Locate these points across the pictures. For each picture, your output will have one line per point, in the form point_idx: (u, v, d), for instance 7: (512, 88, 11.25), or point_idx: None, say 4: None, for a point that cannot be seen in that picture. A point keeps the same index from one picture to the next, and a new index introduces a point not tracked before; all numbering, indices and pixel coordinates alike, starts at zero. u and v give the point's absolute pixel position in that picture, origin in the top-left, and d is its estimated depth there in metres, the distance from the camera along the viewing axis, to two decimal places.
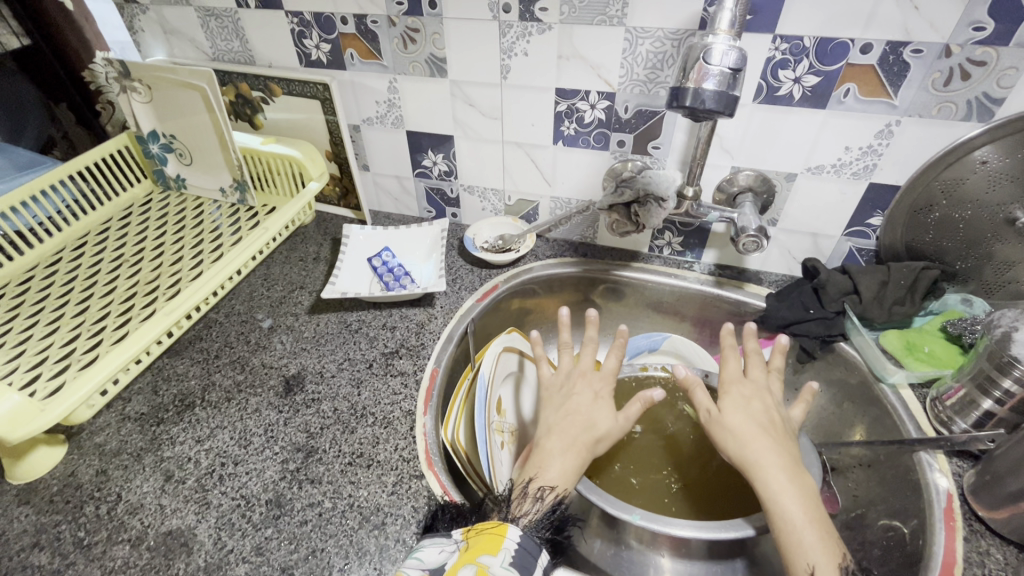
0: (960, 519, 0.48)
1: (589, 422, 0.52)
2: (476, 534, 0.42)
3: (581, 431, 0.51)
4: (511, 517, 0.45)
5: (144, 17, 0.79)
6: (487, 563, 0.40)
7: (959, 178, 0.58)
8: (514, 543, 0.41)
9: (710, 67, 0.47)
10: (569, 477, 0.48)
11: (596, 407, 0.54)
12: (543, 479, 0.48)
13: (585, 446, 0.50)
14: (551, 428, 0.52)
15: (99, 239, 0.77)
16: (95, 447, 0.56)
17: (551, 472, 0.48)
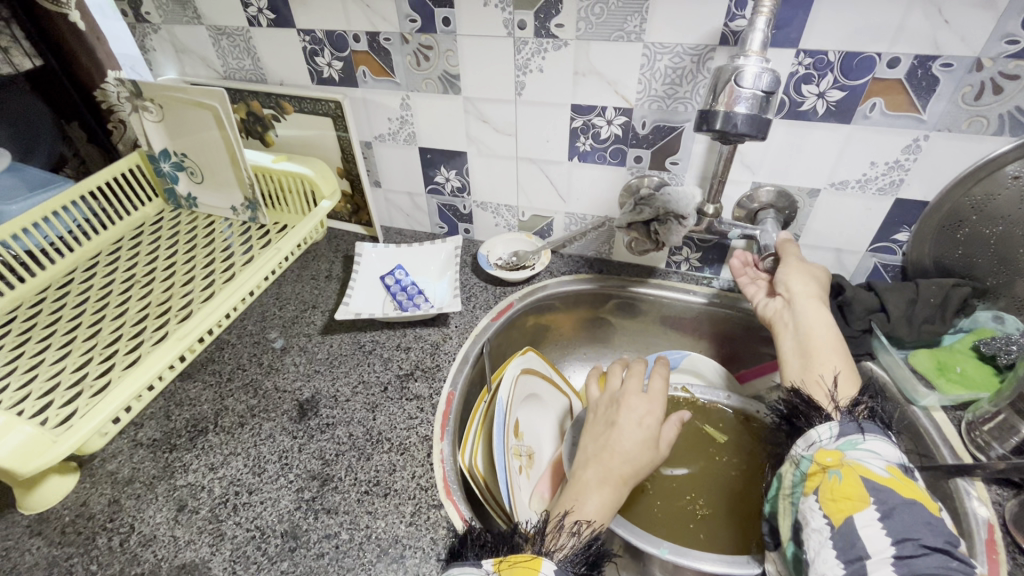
0: (1003, 551, 0.46)
1: (624, 451, 0.52)
2: (509, 567, 0.41)
3: (619, 460, 0.51)
4: (545, 552, 0.44)
5: (156, 36, 0.80)
6: None
7: (990, 194, 0.56)
8: None
9: (742, 90, 0.46)
10: (606, 512, 0.49)
11: (636, 431, 0.53)
12: (580, 513, 0.48)
13: (623, 478, 0.50)
14: (590, 459, 0.53)
15: (110, 259, 0.76)
16: (107, 475, 0.55)
17: (589, 508, 0.48)
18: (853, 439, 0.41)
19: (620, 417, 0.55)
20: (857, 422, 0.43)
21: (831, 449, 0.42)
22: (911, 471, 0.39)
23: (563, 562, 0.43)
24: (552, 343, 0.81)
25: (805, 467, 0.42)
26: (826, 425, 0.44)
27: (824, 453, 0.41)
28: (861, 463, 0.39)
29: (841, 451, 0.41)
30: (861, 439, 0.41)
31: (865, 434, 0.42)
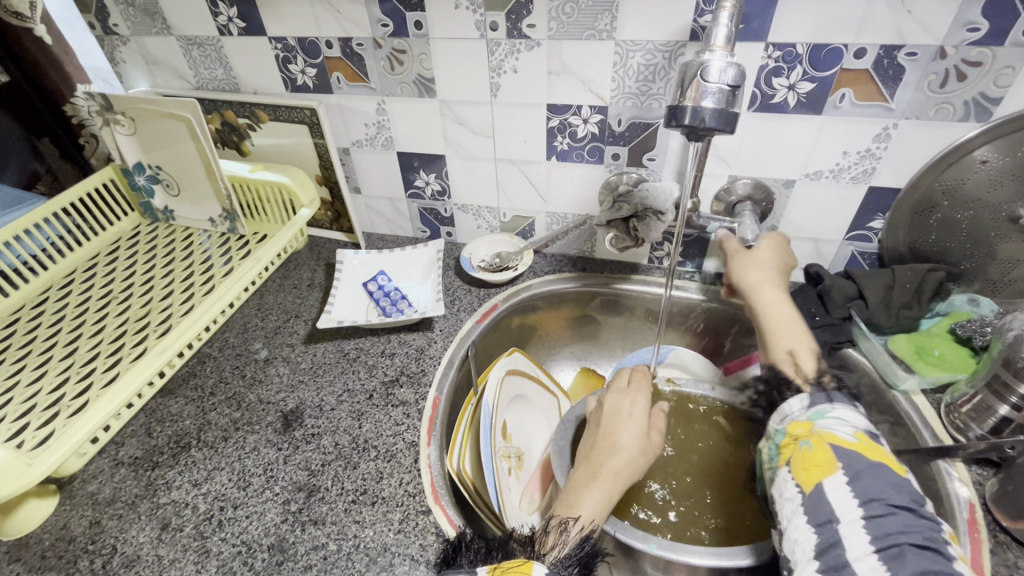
0: (984, 530, 0.47)
1: (616, 450, 0.52)
2: (501, 573, 0.40)
3: (612, 459, 0.51)
4: (537, 554, 0.44)
5: (125, 48, 0.79)
6: None
7: (960, 179, 0.57)
8: None
9: (708, 84, 0.46)
10: (605, 505, 0.49)
11: (628, 425, 0.54)
12: (572, 511, 0.48)
13: (614, 473, 0.50)
14: (583, 458, 0.53)
15: (86, 276, 0.75)
16: (88, 496, 0.54)
17: (587, 504, 0.48)
18: (822, 409, 0.46)
19: (609, 421, 0.55)
20: (827, 395, 0.48)
21: (801, 420, 0.46)
22: (877, 437, 0.43)
23: (556, 566, 0.42)
24: (538, 343, 0.81)
25: (780, 440, 0.47)
26: (796, 400, 0.49)
27: (797, 426, 0.46)
28: (828, 431, 0.43)
29: (810, 422, 0.45)
30: (828, 409, 0.46)
31: (834, 400, 0.47)
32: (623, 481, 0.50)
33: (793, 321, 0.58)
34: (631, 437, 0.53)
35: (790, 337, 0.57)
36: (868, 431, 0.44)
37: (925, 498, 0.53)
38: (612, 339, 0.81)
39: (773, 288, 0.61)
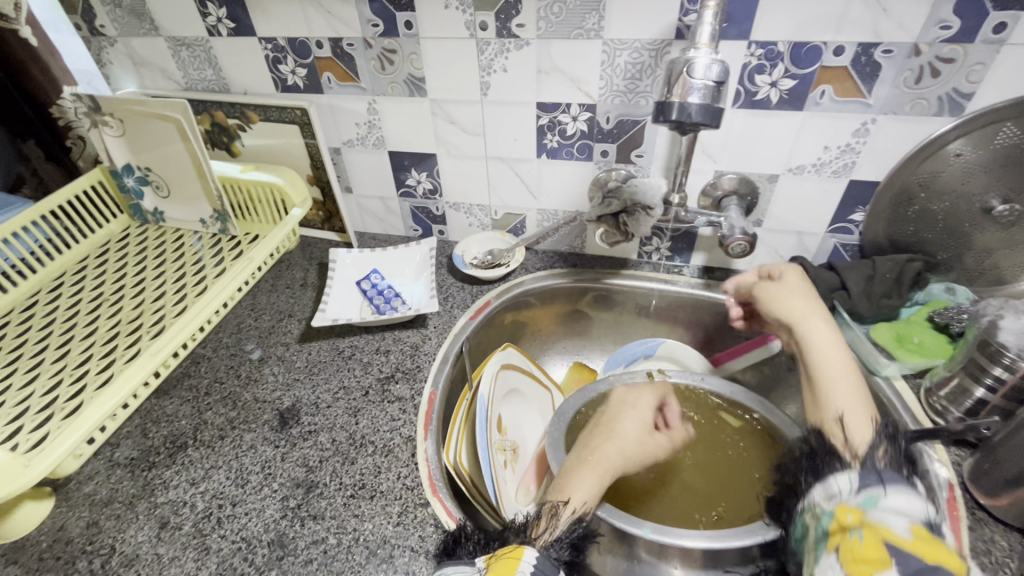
0: (962, 508, 0.49)
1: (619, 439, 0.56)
2: (495, 559, 0.43)
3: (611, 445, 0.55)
4: (527, 539, 0.45)
5: (112, 49, 0.79)
6: None
7: (935, 172, 0.60)
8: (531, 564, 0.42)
9: (693, 81, 0.47)
10: (597, 487, 0.51)
11: (625, 424, 0.58)
12: (561, 496, 0.49)
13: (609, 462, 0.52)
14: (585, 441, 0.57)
15: (76, 279, 0.74)
16: (84, 497, 0.54)
17: (578, 489, 0.50)
18: (874, 494, 0.40)
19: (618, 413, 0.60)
20: (879, 474, 0.42)
21: (852, 505, 0.40)
22: (938, 530, 0.37)
23: (545, 550, 0.45)
24: (531, 339, 0.82)
25: (825, 524, 0.41)
26: (846, 476, 0.43)
27: (846, 510, 0.40)
28: (882, 522, 0.37)
29: (861, 508, 0.39)
30: (882, 493, 0.40)
31: (886, 484, 0.41)
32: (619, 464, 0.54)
33: (846, 365, 0.51)
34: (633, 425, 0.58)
35: (840, 385, 0.50)
36: (926, 520, 0.37)
37: None
38: (604, 334, 0.82)
39: (818, 329, 0.55)
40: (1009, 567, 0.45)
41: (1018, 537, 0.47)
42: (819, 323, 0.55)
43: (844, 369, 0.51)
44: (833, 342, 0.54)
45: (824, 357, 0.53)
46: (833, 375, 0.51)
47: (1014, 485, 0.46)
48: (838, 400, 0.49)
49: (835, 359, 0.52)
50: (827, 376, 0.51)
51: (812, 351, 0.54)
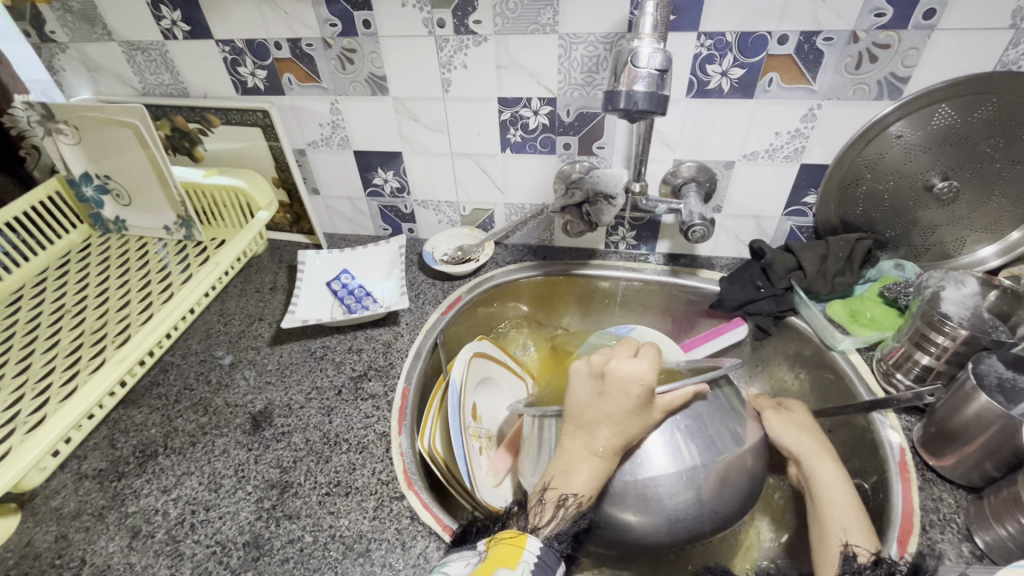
0: (914, 470, 0.52)
1: (629, 429, 0.46)
2: (494, 545, 0.44)
3: (620, 434, 0.46)
4: (532, 528, 0.46)
5: (64, 55, 0.77)
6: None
7: (879, 153, 0.63)
8: (533, 555, 0.42)
9: (638, 69, 0.49)
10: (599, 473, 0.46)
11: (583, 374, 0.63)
12: (568, 484, 0.46)
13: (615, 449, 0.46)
14: (602, 450, 0.46)
15: (36, 291, 0.73)
16: (52, 511, 0.53)
17: (584, 482, 0.46)
18: None
19: (636, 410, 0.46)
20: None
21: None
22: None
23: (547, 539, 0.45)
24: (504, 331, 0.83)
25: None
26: None
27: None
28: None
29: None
30: None
31: None
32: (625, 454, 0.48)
33: (842, 506, 0.48)
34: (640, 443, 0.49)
35: (835, 525, 0.47)
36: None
37: (863, 449, 0.57)
38: (576, 323, 0.84)
39: (816, 471, 0.52)
40: (955, 522, 0.48)
41: (964, 493, 0.50)
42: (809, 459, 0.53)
43: (836, 509, 0.48)
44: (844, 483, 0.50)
45: (826, 488, 0.50)
46: (835, 501, 0.49)
47: (958, 445, 0.48)
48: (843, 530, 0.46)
49: (842, 493, 0.49)
50: (828, 512, 0.48)
51: (822, 490, 0.50)
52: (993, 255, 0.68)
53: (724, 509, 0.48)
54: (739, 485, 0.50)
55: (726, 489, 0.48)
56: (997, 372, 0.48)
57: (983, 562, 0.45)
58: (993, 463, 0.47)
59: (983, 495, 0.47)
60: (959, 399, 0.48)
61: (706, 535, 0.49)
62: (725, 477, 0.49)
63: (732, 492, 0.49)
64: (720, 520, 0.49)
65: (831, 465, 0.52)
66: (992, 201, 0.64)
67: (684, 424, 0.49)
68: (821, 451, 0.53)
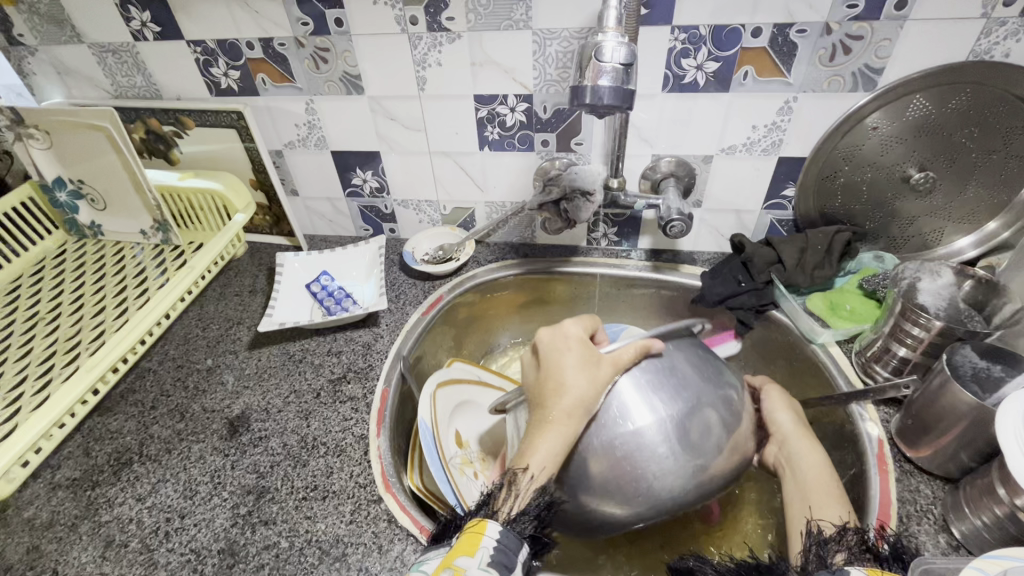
0: (891, 462, 0.52)
1: (575, 387, 0.47)
2: (460, 535, 0.42)
3: (569, 396, 0.47)
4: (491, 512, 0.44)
5: (34, 59, 0.76)
6: (464, 565, 0.39)
7: (856, 145, 0.63)
8: (493, 540, 0.41)
9: (603, 64, 0.48)
10: (557, 443, 0.46)
11: None
12: (524, 463, 0.46)
13: (567, 414, 0.47)
14: (552, 418, 0.47)
15: (10, 299, 0.71)
16: (23, 522, 0.52)
17: (543, 452, 0.45)
18: None
19: (575, 368, 0.49)
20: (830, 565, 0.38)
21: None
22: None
23: (507, 525, 0.43)
24: (488, 330, 0.83)
25: None
26: None
27: None
28: None
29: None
30: None
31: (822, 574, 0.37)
32: (584, 417, 0.47)
33: (827, 489, 0.50)
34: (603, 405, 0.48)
35: (817, 507, 0.49)
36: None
37: (844, 441, 0.57)
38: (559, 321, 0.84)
39: (804, 454, 0.54)
40: (931, 513, 0.48)
41: (941, 484, 0.50)
42: (800, 442, 0.55)
43: (820, 491, 0.50)
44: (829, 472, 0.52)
45: (813, 470, 0.52)
46: (824, 485, 0.50)
47: (935, 436, 0.48)
48: (831, 512, 0.48)
49: (829, 478, 0.51)
50: (819, 491, 0.50)
51: (812, 472, 0.52)
52: (970, 246, 0.68)
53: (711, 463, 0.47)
54: (719, 435, 0.47)
55: (704, 442, 0.46)
56: (971, 362, 0.48)
57: (959, 552, 0.45)
58: (968, 454, 0.47)
59: (960, 486, 0.47)
60: (934, 389, 0.48)
61: (697, 497, 0.47)
62: (703, 428, 0.47)
63: (716, 445, 0.47)
64: (711, 478, 0.47)
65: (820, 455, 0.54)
66: (969, 191, 0.64)
67: (645, 379, 0.49)
68: (808, 439, 0.55)
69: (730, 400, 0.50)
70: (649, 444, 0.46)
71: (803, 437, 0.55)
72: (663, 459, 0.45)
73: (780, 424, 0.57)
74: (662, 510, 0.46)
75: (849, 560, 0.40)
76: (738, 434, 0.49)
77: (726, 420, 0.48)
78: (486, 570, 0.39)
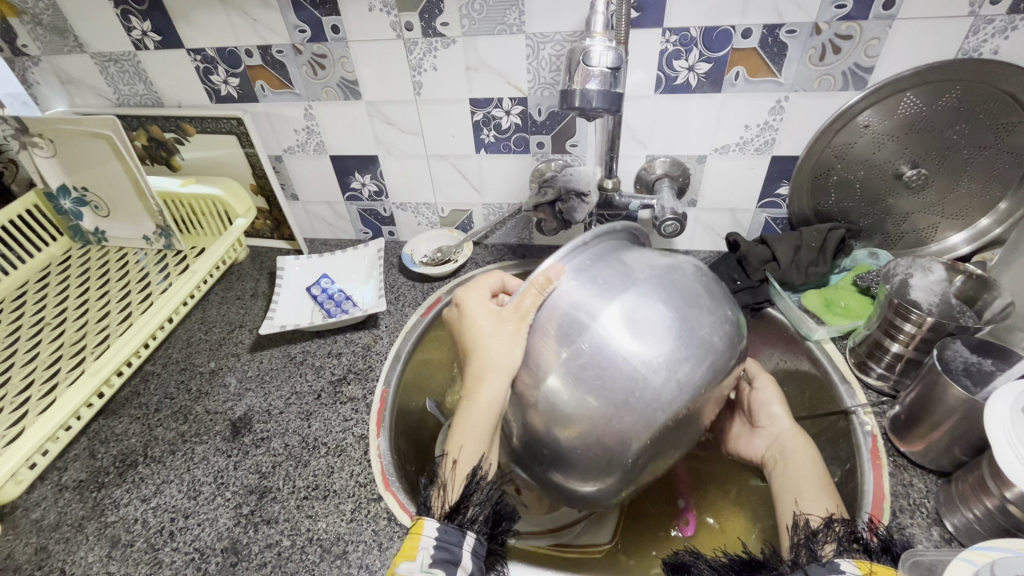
0: (885, 456, 0.52)
1: (478, 358, 0.47)
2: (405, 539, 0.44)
3: (475, 366, 0.47)
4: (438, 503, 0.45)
5: (38, 69, 0.77)
6: (407, 571, 0.41)
7: (848, 143, 0.63)
8: (432, 539, 0.42)
9: (591, 68, 0.49)
10: (472, 423, 0.47)
11: None
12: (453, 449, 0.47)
13: (475, 387, 0.47)
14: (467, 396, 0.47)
15: (16, 305, 0.73)
16: (31, 524, 0.53)
17: (465, 431, 0.47)
18: None
19: (474, 336, 0.49)
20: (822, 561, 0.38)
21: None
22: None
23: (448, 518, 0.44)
24: None
25: None
26: None
27: None
28: None
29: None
30: None
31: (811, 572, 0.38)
32: (497, 384, 0.46)
33: (816, 480, 0.51)
34: (517, 356, 0.46)
35: (805, 499, 0.50)
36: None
37: (838, 437, 0.58)
38: None
39: (797, 447, 0.56)
40: (924, 506, 0.48)
41: (935, 478, 0.50)
42: (795, 437, 0.57)
43: (811, 484, 0.51)
44: (816, 469, 0.53)
45: (803, 466, 0.53)
46: (811, 480, 0.51)
47: (928, 431, 0.49)
48: (817, 504, 0.49)
49: (812, 472, 0.52)
50: (805, 485, 0.51)
51: (802, 469, 0.53)
52: (963, 242, 0.69)
53: (683, 343, 0.42)
54: (661, 321, 0.43)
55: (643, 334, 0.42)
56: (962, 357, 0.49)
57: (952, 545, 0.45)
58: (961, 448, 0.47)
59: (952, 479, 0.47)
60: (926, 385, 0.49)
61: (697, 386, 0.43)
62: (652, 313, 0.43)
63: (676, 324, 0.43)
64: (698, 361, 0.43)
65: (813, 455, 0.55)
66: (962, 187, 0.65)
67: (562, 308, 0.45)
68: (798, 437, 0.57)
69: (672, 277, 0.46)
70: (607, 355, 0.42)
71: (794, 437, 0.57)
72: (627, 362, 0.42)
73: (777, 417, 0.60)
74: (666, 415, 0.42)
75: (838, 553, 0.41)
76: (700, 307, 0.45)
77: (676, 297, 0.44)
78: (429, 572, 0.41)
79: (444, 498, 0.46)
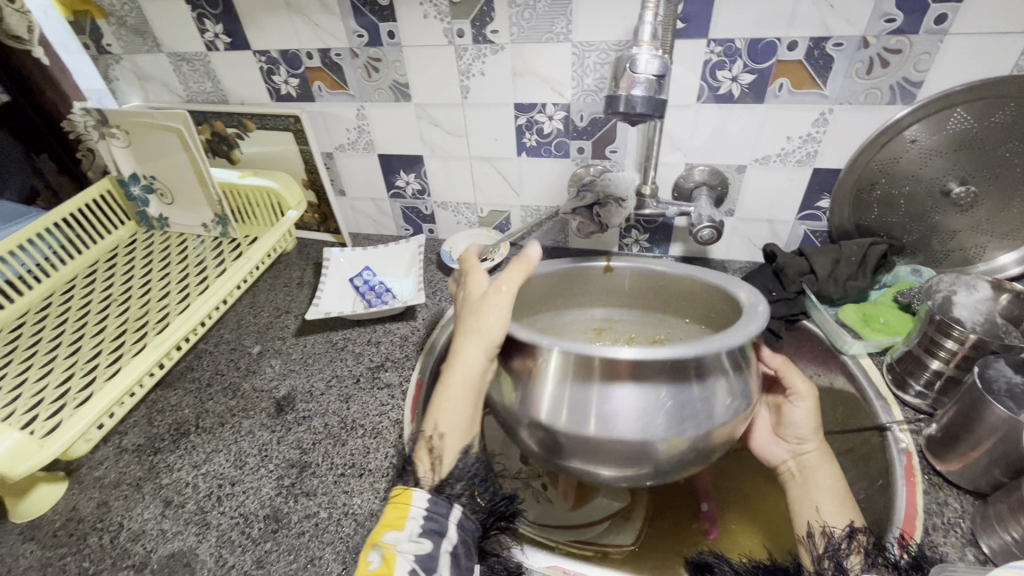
0: (919, 474, 0.52)
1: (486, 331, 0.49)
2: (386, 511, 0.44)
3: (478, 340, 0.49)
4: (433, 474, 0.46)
5: (119, 66, 0.84)
6: (392, 538, 0.41)
7: (894, 157, 0.63)
8: (420, 509, 0.43)
9: (636, 76, 0.50)
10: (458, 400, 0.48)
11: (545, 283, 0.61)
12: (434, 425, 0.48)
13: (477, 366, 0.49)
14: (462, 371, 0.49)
15: (87, 282, 0.79)
16: (95, 480, 0.58)
17: (444, 411, 0.48)
18: None
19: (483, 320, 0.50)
20: None
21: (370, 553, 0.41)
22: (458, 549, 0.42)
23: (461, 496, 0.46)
24: None
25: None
26: None
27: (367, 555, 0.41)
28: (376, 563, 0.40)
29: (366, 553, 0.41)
30: None
31: None
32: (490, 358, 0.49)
33: (837, 494, 0.51)
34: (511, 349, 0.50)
35: (824, 510, 0.50)
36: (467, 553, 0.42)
37: (872, 454, 0.57)
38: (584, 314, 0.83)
39: (826, 464, 0.55)
40: (959, 526, 0.47)
41: (971, 498, 0.49)
42: (820, 458, 0.56)
43: (832, 495, 0.51)
44: (838, 484, 0.53)
45: (825, 480, 0.53)
46: (828, 494, 0.52)
47: (966, 450, 0.48)
48: (835, 518, 0.49)
49: (832, 488, 0.52)
50: (822, 500, 0.51)
51: (824, 483, 0.53)
52: (1012, 263, 0.68)
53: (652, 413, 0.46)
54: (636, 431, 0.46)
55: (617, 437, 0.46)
56: (1004, 377, 0.48)
57: (986, 566, 0.44)
58: (1002, 470, 0.46)
59: (990, 501, 0.46)
60: (966, 404, 0.48)
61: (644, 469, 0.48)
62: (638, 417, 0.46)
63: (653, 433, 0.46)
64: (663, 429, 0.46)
65: (837, 471, 0.54)
66: (1013, 206, 0.63)
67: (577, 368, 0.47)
68: (823, 450, 0.56)
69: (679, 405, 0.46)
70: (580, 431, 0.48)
71: (815, 450, 0.57)
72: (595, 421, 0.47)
73: (804, 437, 0.58)
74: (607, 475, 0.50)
75: (865, 567, 0.41)
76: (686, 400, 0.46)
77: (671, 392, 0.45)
78: (417, 541, 0.41)
79: (433, 470, 0.47)
